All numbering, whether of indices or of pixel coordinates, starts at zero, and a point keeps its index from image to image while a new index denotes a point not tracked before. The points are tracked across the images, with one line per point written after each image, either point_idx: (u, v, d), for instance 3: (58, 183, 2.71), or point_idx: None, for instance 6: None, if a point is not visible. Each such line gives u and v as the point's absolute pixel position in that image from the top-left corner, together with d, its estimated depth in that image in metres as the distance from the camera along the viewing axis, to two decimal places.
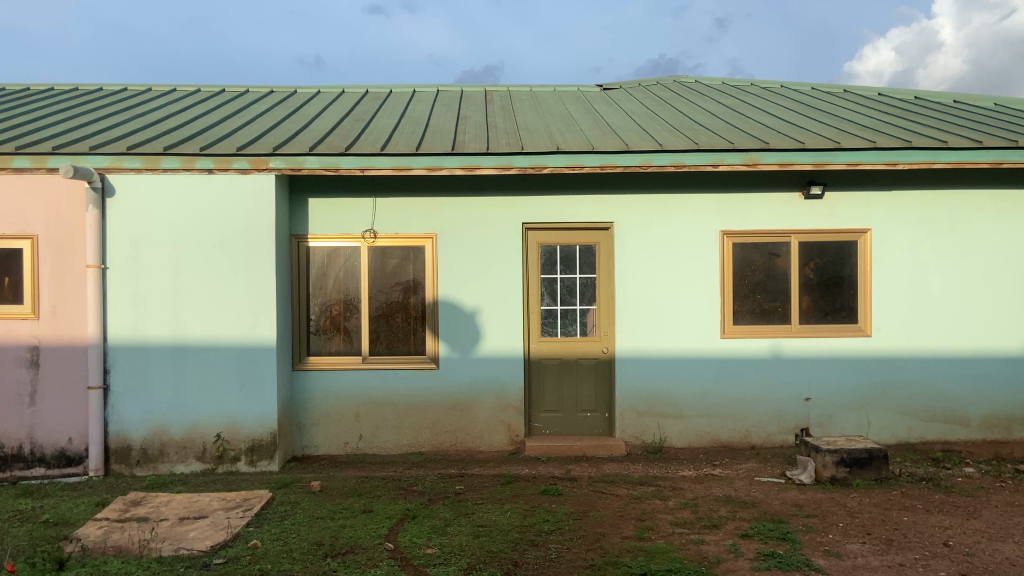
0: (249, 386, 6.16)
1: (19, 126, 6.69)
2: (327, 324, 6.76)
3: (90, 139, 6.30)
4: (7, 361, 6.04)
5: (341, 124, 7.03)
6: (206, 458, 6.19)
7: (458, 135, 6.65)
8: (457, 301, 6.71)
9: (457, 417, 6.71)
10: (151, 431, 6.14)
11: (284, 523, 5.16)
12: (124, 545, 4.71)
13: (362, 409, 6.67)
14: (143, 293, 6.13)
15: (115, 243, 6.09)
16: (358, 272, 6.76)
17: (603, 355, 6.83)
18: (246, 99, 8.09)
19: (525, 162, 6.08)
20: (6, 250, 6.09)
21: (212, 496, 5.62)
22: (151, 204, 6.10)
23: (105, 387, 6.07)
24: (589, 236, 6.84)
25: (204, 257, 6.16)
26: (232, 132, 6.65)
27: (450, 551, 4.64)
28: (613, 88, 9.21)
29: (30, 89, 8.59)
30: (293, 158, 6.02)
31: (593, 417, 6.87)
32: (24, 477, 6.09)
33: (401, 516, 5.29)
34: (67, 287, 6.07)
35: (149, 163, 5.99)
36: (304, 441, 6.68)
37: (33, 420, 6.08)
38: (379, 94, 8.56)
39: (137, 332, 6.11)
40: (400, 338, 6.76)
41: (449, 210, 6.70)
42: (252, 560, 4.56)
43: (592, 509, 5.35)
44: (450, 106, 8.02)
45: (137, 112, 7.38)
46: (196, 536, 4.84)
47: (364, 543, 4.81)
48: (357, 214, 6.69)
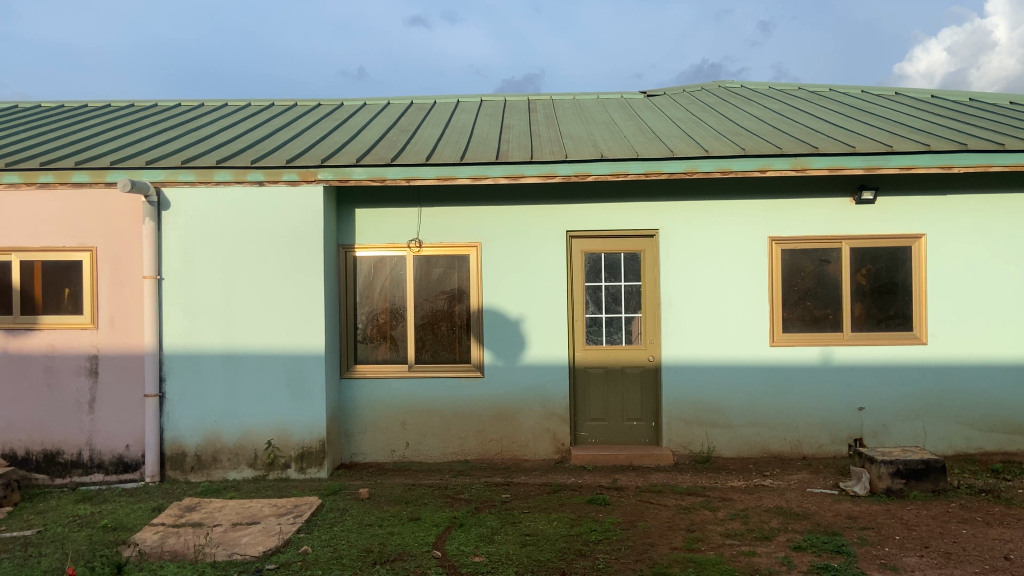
0: (298, 394, 6.27)
1: (78, 142, 6.91)
2: (373, 332, 6.84)
3: (146, 154, 6.49)
4: (67, 370, 6.24)
5: (386, 135, 7.11)
6: (257, 465, 6.30)
7: (502, 144, 6.68)
8: (501, 310, 6.73)
9: (502, 425, 6.72)
10: (204, 438, 6.28)
11: (334, 530, 5.22)
12: (180, 549, 4.83)
13: (409, 417, 6.73)
14: (197, 303, 6.29)
15: (170, 255, 6.27)
16: (404, 281, 6.82)
17: (649, 363, 6.77)
18: (294, 113, 8.24)
19: (569, 170, 6.08)
20: (66, 262, 6.29)
21: (264, 502, 5.72)
22: (204, 216, 6.27)
23: (161, 396, 6.24)
24: (634, 243, 6.79)
25: (255, 268, 6.30)
26: (281, 145, 6.78)
27: (497, 560, 4.65)
28: (657, 94, 9.15)
29: (88, 104, 8.86)
30: (341, 169, 6.12)
31: (639, 426, 6.81)
32: (83, 483, 6.27)
33: (448, 523, 5.32)
34: (125, 297, 6.26)
35: (202, 176, 6.14)
36: (352, 448, 6.76)
37: (91, 427, 6.26)
38: (424, 105, 8.64)
39: (191, 341, 6.27)
40: (445, 346, 6.81)
41: (493, 220, 6.73)
42: (303, 565, 4.64)
43: (640, 520, 5.30)
44: (494, 115, 8.05)
45: (189, 126, 7.57)
46: (249, 541, 4.95)
47: (412, 551, 4.84)
48: (402, 223, 6.76)
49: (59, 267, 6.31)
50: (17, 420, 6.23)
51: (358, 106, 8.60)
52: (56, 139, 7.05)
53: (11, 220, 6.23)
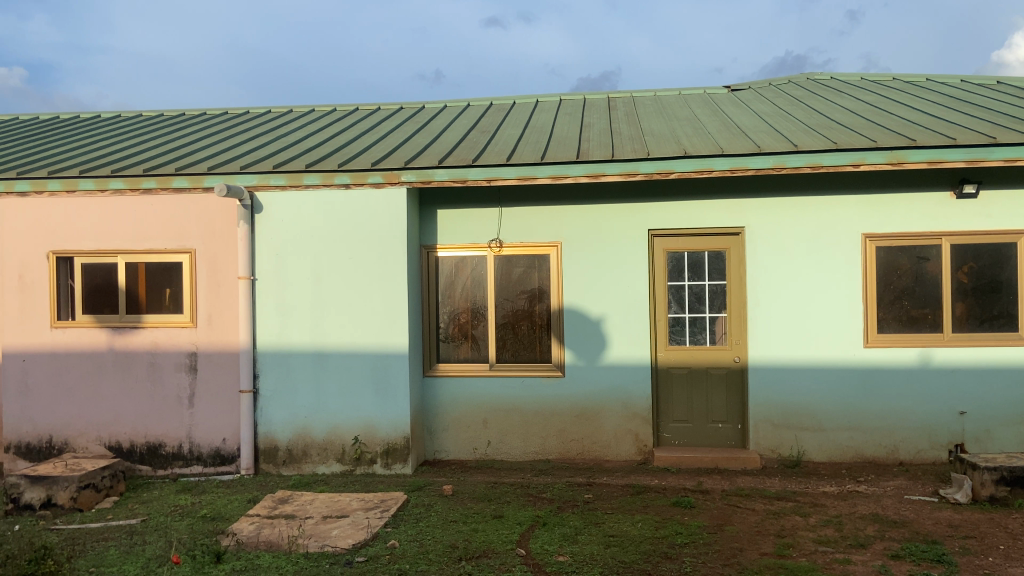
0: (384, 392, 6.41)
1: (177, 149, 7.26)
2: (455, 332, 6.93)
3: (240, 159, 6.76)
4: (168, 366, 6.55)
5: (467, 137, 7.19)
6: (345, 460, 6.48)
7: (582, 143, 6.66)
8: (583, 310, 6.71)
9: (584, 425, 6.70)
10: (295, 433, 6.50)
11: (420, 525, 5.33)
12: (275, 540, 5.02)
13: (490, 416, 6.78)
14: (289, 303, 6.52)
15: (263, 256, 6.53)
16: (485, 281, 6.89)
17: (734, 364, 6.63)
18: (378, 116, 8.42)
19: (651, 168, 6.01)
20: (167, 264, 6.62)
21: (352, 497, 5.89)
22: (294, 219, 6.50)
23: (255, 391, 6.50)
24: (719, 241, 6.65)
25: (342, 268, 6.48)
26: (366, 148, 6.95)
27: (582, 560, 4.65)
28: (741, 89, 8.93)
29: (185, 112, 9.28)
30: (423, 171, 6.24)
31: (725, 428, 6.67)
32: (184, 474, 6.57)
33: (531, 522, 5.35)
34: (221, 297, 6.54)
35: (293, 180, 6.36)
36: (435, 446, 6.86)
37: (191, 421, 6.55)
38: (504, 105, 8.68)
39: (282, 339, 6.51)
40: (526, 345, 6.84)
41: (574, 219, 6.71)
42: (391, 559, 4.75)
43: (728, 524, 5.20)
44: (574, 114, 8.03)
45: (279, 132, 7.85)
46: (339, 534, 5.10)
47: (496, 548, 4.89)
48: (484, 224, 6.82)
49: (162, 268, 6.64)
50: (122, 414, 6.57)
51: (439, 108, 8.71)
52: (157, 146, 7.42)
53: (118, 224, 6.58)
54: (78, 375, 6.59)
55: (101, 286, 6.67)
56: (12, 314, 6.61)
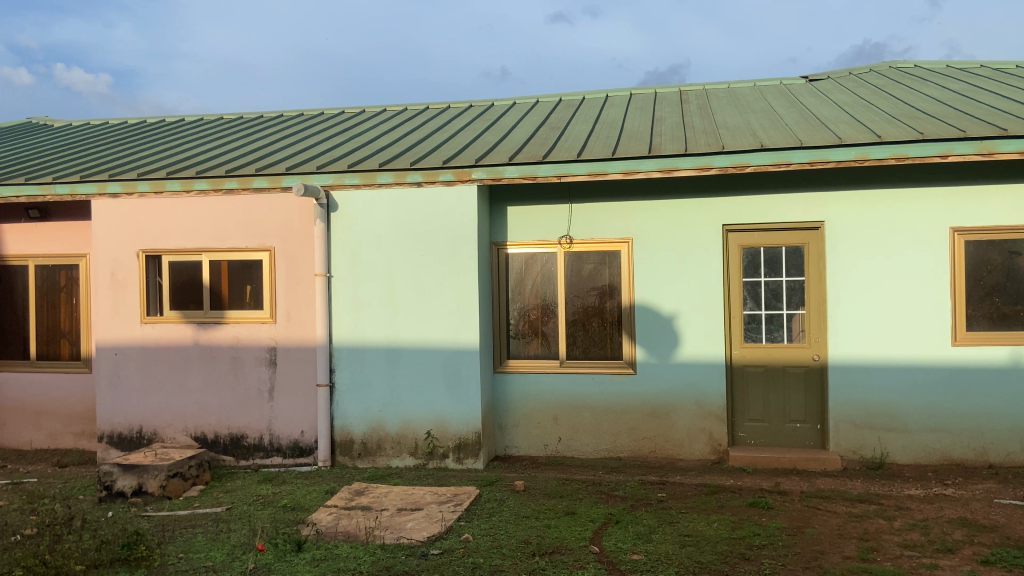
0: (455, 387, 6.48)
1: (256, 150, 7.49)
2: (525, 328, 6.94)
3: (316, 159, 6.93)
4: (250, 361, 6.78)
5: (537, 134, 7.18)
6: (418, 454, 6.58)
7: (655, 138, 6.58)
8: (655, 307, 6.63)
9: (656, 423, 6.62)
10: (370, 427, 6.64)
11: (493, 519, 5.37)
12: (352, 531, 5.15)
13: (561, 412, 6.78)
14: (363, 299, 6.66)
15: (339, 254, 6.69)
16: (555, 277, 6.88)
17: (813, 363, 6.45)
18: (448, 115, 8.49)
19: (726, 162, 5.90)
20: (247, 261, 6.84)
21: (426, 490, 5.98)
22: (369, 217, 6.63)
23: (331, 385, 6.67)
24: (797, 236, 6.47)
25: (414, 265, 6.57)
26: (437, 147, 7.03)
27: (657, 559, 4.61)
28: (818, 79, 8.67)
29: (262, 114, 9.57)
30: (494, 168, 6.27)
31: (803, 429, 6.50)
32: (265, 465, 6.79)
33: (604, 519, 5.33)
34: (299, 293, 6.73)
35: (366, 179, 6.49)
36: (506, 441, 6.90)
37: (271, 413, 6.76)
38: (573, 101, 8.64)
39: (357, 335, 6.66)
40: (597, 342, 6.80)
41: (646, 215, 6.64)
42: (465, 552, 4.81)
43: (808, 526, 5.07)
44: (645, 108, 7.93)
45: (353, 132, 8.01)
46: (414, 526, 5.18)
47: (570, 544, 4.89)
48: (554, 220, 6.80)
49: (243, 266, 6.86)
50: (207, 406, 6.83)
51: (509, 105, 8.73)
52: (237, 148, 7.67)
53: (202, 224, 6.83)
54: (166, 368, 6.88)
55: (187, 283, 6.95)
56: (106, 310, 6.94)
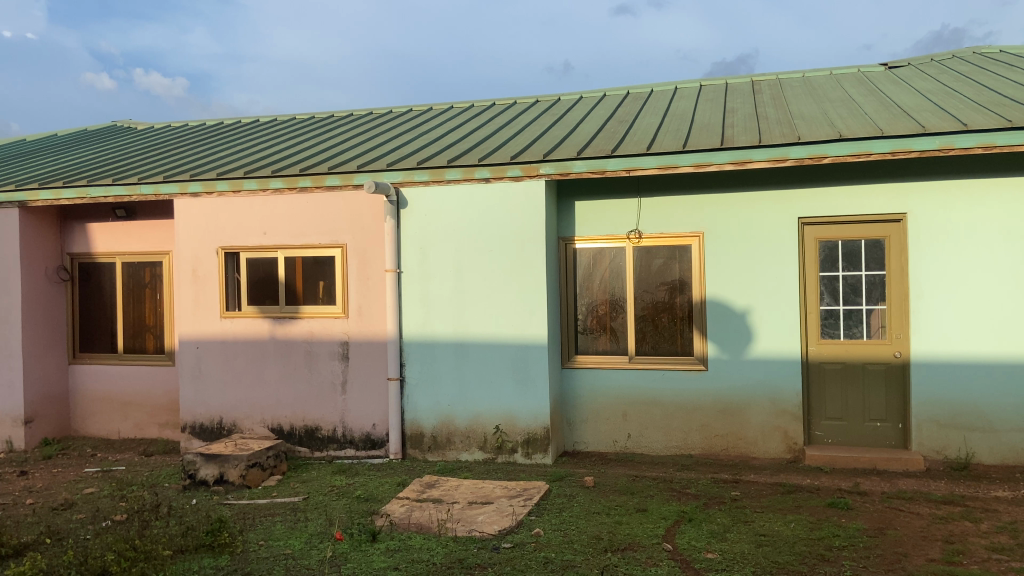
0: (524, 382, 6.50)
1: (328, 149, 7.66)
2: (594, 324, 6.91)
3: (386, 157, 7.05)
4: (323, 354, 6.94)
5: (605, 127, 7.13)
6: (487, 448, 6.63)
7: (726, 129, 6.45)
8: (727, 302, 6.51)
9: (728, 421, 6.51)
10: (439, 420, 6.72)
11: (563, 514, 5.38)
12: (425, 523, 5.22)
13: (630, 408, 6.72)
14: (432, 294, 6.74)
15: (408, 250, 6.78)
16: (624, 272, 6.81)
17: (895, 359, 6.22)
18: (515, 111, 8.50)
19: (802, 153, 5.75)
20: (321, 258, 7.01)
21: (496, 484, 6.02)
22: (437, 213, 6.70)
23: (401, 379, 6.78)
24: (877, 229, 6.25)
25: (483, 261, 6.61)
26: (505, 142, 7.05)
27: (732, 558, 4.53)
28: (898, 66, 8.34)
29: (333, 114, 9.77)
30: (562, 163, 6.26)
31: (883, 428, 6.29)
32: (338, 456, 6.94)
33: (677, 517, 5.27)
34: (371, 288, 6.85)
35: (435, 175, 6.58)
36: (575, 437, 6.88)
37: (344, 406, 6.91)
38: (641, 94, 8.54)
39: (427, 329, 6.74)
40: (667, 338, 6.72)
41: (718, 208, 6.51)
42: (537, 546, 4.83)
43: (889, 527, 4.91)
44: (716, 99, 7.78)
45: (421, 129, 8.11)
46: (485, 520, 5.23)
47: (642, 542, 4.85)
48: (623, 215, 6.73)
49: (316, 262, 7.03)
50: (283, 398, 7.03)
51: (575, 99, 8.68)
52: (310, 147, 7.85)
53: (277, 221, 7.02)
54: (244, 361, 7.10)
55: (263, 279, 7.15)
56: (188, 305, 7.21)
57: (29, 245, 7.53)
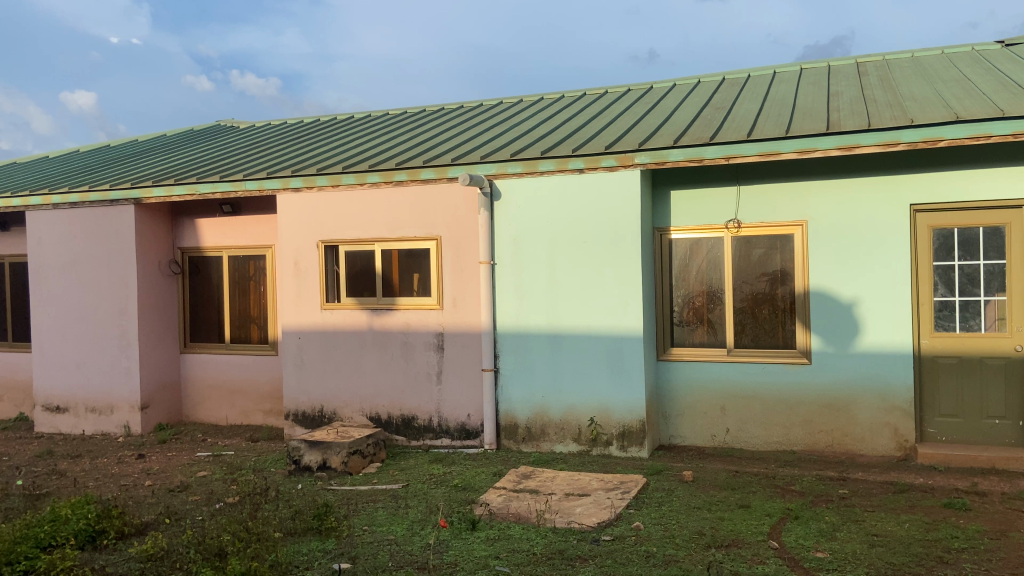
0: (619, 374, 6.44)
1: (422, 144, 7.76)
2: (690, 316, 6.77)
3: (479, 149, 7.09)
4: (419, 345, 7.07)
5: (702, 115, 6.96)
6: (582, 440, 6.61)
7: (831, 113, 6.19)
8: (832, 293, 6.26)
9: (833, 416, 6.27)
10: (534, 411, 6.74)
11: (663, 508, 5.30)
12: (523, 513, 5.25)
13: (729, 402, 6.57)
14: (526, 286, 6.75)
15: (502, 242, 6.82)
16: (722, 263, 6.65)
17: (1016, 353, 5.88)
18: (606, 100, 8.40)
19: (915, 136, 5.47)
20: (416, 251, 7.12)
21: (592, 476, 5.99)
22: (531, 205, 6.70)
23: (496, 370, 6.84)
24: (997, 216, 5.90)
25: (576, 253, 6.57)
26: (599, 132, 6.98)
27: (844, 558, 4.36)
28: (1018, 43, 7.82)
29: (424, 109, 9.90)
30: (658, 152, 6.14)
31: (1002, 426, 5.94)
32: (434, 445, 7.05)
33: (782, 514, 5.11)
34: (465, 280, 6.93)
35: (529, 167, 6.58)
36: (671, 431, 6.78)
37: (440, 396, 7.02)
38: (737, 80, 8.29)
39: (521, 320, 6.77)
40: (767, 331, 6.53)
41: (822, 195, 6.27)
42: (637, 540, 4.78)
43: (1013, 530, 4.63)
44: (818, 83, 7.48)
45: (512, 122, 8.12)
46: (583, 511, 5.21)
47: (746, 539, 4.73)
48: (721, 203, 6.57)
49: (411, 255, 7.15)
50: (381, 388, 7.20)
51: (669, 87, 8.51)
52: (404, 141, 7.98)
53: (373, 215, 7.16)
54: (343, 351, 7.30)
55: (361, 271, 7.32)
56: (290, 297, 7.46)
57: (144, 241, 7.94)
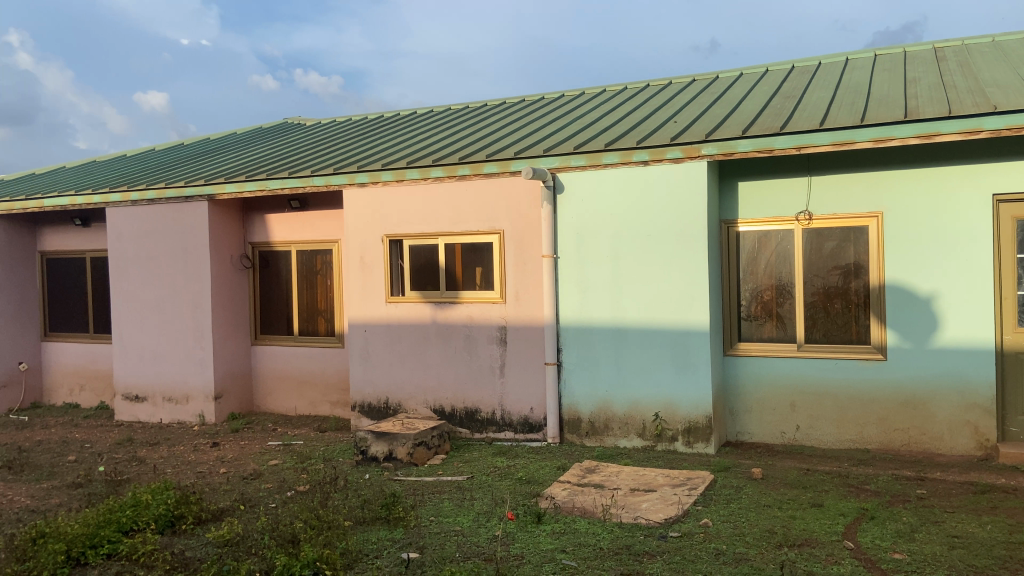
0: (684, 369, 6.34)
1: (484, 138, 7.79)
2: (759, 310, 6.63)
3: (542, 143, 7.07)
4: (482, 338, 7.11)
5: (771, 104, 6.79)
6: (646, 435, 6.54)
7: (908, 100, 5.97)
8: (909, 286, 6.05)
9: (909, 414, 6.06)
10: (597, 406, 6.71)
11: (731, 506, 5.21)
12: (589, 507, 5.23)
13: (799, 399, 6.41)
14: (589, 279, 6.71)
15: (565, 235, 6.79)
16: (792, 256, 6.48)
17: None
18: (669, 91, 8.29)
19: (1000, 123, 5.21)
20: (479, 244, 7.16)
21: (657, 471, 5.93)
22: (594, 198, 6.65)
23: (559, 364, 6.82)
24: None
25: (640, 246, 6.50)
26: (664, 123, 6.88)
27: (923, 560, 4.21)
28: None
29: (485, 103, 9.93)
30: (726, 143, 6.00)
31: None
32: (498, 438, 7.08)
33: (857, 514, 4.96)
34: (528, 274, 6.93)
35: (592, 160, 6.53)
36: (738, 427, 6.66)
37: (503, 389, 7.04)
38: (807, 68, 8.07)
39: (584, 314, 6.74)
40: (840, 325, 6.34)
41: (898, 185, 6.06)
42: (706, 537, 4.70)
43: None
44: (893, 69, 7.22)
45: (575, 114, 8.08)
46: (650, 507, 5.16)
47: (820, 538, 4.61)
48: (791, 195, 6.40)
49: (475, 249, 7.19)
50: (445, 381, 7.27)
51: (735, 77, 8.33)
52: (466, 136, 8.03)
53: (437, 209, 7.22)
54: (408, 344, 7.39)
55: (425, 265, 7.40)
56: (356, 291, 7.58)
57: (216, 235, 8.17)
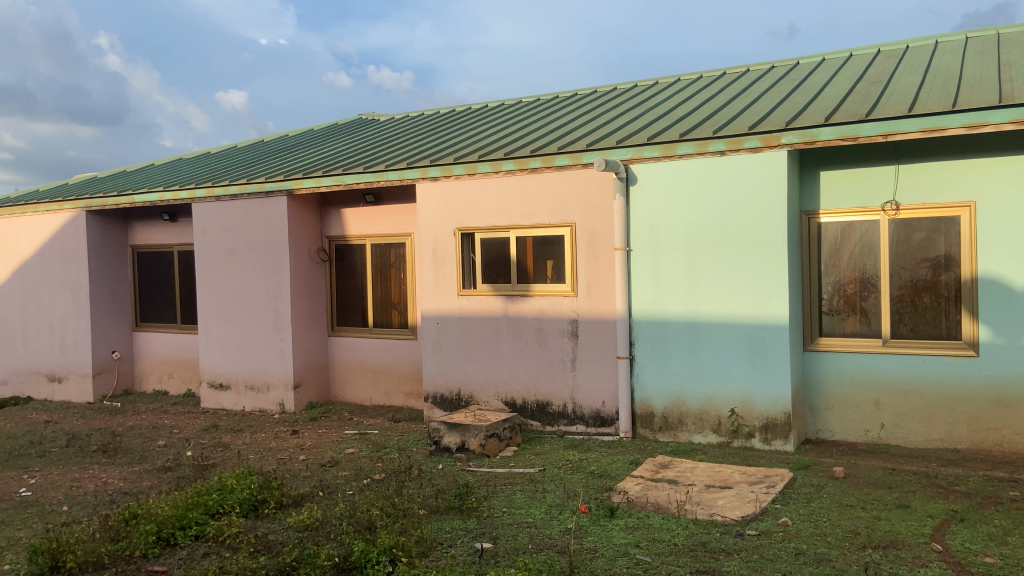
0: (761, 364, 6.19)
1: (556, 130, 7.76)
2: (841, 304, 6.41)
3: (614, 134, 7.00)
4: (553, 331, 7.10)
5: (855, 90, 6.53)
6: (722, 431, 6.41)
7: (1005, 84, 5.65)
8: (1004, 279, 5.73)
9: (1004, 414, 5.75)
10: (671, 401, 6.61)
11: (812, 505, 5.06)
12: (663, 503, 5.16)
13: (883, 396, 6.17)
14: (662, 272, 6.61)
15: (638, 227, 6.70)
16: (877, 247, 6.23)
17: None
18: (746, 79, 8.07)
19: None
20: (550, 237, 7.15)
21: (733, 468, 5.81)
22: (668, 189, 6.53)
23: (631, 357, 6.75)
24: None
25: (715, 238, 6.35)
26: (741, 112, 6.71)
27: (1018, 565, 4.00)
28: None
29: (556, 96, 9.89)
30: (808, 131, 5.81)
31: None
32: (569, 431, 7.07)
33: (946, 516, 4.75)
34: (600, 266, 6.88)
35: (667, 150, 6.44)
36: (819, 424, 6.46)
37: (574, 382, 7.03)
38: (894, 52, 7.73)
39: (656, 308, 6.64)
40: (929, 320, 6.06)
41: (994, 173, 5.74)
42: (785, 536, 4.58)
43: None
44: (989, 51, 6.84)
45: (648, 105, 7.96)
46: (726, 504, 5.05)
47: (906, 540, 4.43)
48: (877, 184, 6.15)
49: (546, 242, 7.18)
50: (516, 373, 7.29)
51: (816, 63, 8.05)
52: (538, 129, 8.02)
53: (509, 202, 7.23)
54: (479, 337, 7.45)
55: (496, 258, 7.43)
56: (429, 283, 7.68)
57: (295, 230, 8.41)
